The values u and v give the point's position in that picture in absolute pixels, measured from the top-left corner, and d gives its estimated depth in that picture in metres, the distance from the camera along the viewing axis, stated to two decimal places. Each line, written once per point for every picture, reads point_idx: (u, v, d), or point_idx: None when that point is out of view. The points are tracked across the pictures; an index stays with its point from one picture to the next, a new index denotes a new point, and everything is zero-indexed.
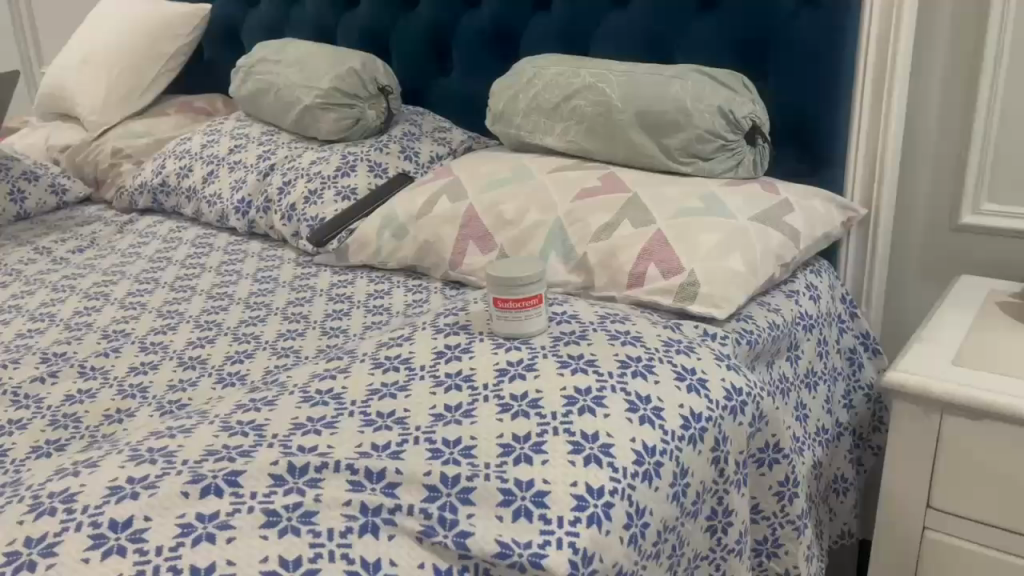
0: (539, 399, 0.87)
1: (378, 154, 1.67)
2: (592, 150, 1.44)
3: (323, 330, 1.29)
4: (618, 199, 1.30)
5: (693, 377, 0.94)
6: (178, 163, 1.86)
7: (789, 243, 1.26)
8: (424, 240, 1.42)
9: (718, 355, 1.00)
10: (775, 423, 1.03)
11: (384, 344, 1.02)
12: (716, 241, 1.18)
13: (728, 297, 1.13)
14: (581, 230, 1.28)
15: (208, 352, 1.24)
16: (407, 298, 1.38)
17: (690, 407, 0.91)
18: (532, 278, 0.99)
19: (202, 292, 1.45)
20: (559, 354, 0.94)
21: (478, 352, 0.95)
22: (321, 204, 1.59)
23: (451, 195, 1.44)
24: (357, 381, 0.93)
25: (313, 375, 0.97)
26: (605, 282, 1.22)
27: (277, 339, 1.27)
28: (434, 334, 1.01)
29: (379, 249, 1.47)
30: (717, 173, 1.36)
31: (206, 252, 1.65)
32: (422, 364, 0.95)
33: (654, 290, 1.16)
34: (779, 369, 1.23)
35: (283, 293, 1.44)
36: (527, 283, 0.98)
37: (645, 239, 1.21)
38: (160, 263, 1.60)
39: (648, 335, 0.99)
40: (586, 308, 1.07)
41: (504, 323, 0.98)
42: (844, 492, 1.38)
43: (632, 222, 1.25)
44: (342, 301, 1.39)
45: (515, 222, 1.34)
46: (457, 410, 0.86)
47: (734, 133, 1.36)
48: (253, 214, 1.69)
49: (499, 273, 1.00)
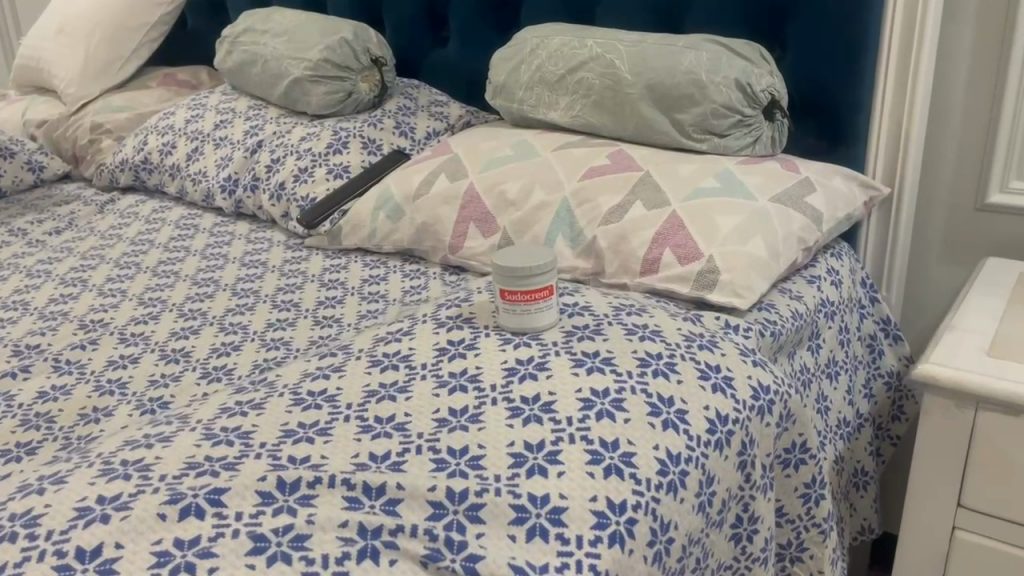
0: (553, 402, 0.79)
1: (371, 130, 1.58)
2: (599, 126, 1.36)
3: (315, 321, 1.21)
4: (629, 179, 1.22)
5: (718, 376, 0.86)
6: (161, 139, 1.77)
7: (812, 226, 1.18)
8: (421, 222, 1.34)
9: (742, 350, 0.92)
10: (803, 421, 0.96)
11: (382, 338, 0.94)
12: (737, 225, 1.10)
13: (751, 286, 1.05)
14: (590, 212, 1.20)
15: (192, 344, 1.16)
16: (405, 285, 1.30)
17: (716, 409, 0.83)
18: (543, 268, 0.91)
19: (186, 278, 1.37)
20: (572, 351, 0.86)
21: (484, 349, 0.88)
22: (312, 182, 1.51)
23: (450, 174, 1.35)
24: (353, 381, 0.85)
25: (305, 373, 0.89)
26: (616, 268, 1.14)
27: (266, 330, 1.19)
28: (436, 327, 0.93)
29: (374, 231, 1.39)
30: (733, 150, 1.27)
31: (190, 234, 1.56)
32: (423, 361, 0.87)
33: (670, 278, 1.08)
34: (801, 360, 1.16)
35: (272, 278, 1.36)
36: (538, 273, 0.90)
37: (660, 222, 1.13)
38: (141, 246, 1.51)
39: (667, 330, 0.92)
40: (599, 298, 0.99)
41: (513, 317, 0.90)
42: (865, 486, 1.32)
43: (645, 203, 1.17)
44: (335, 287, 1.31)
45: (518, 203, 1.26)
46: (463, 414, 0.79)
47: (752, 108, 1.28)
48: (240, 193, 1.60)
49: (508, 262, 0.91)
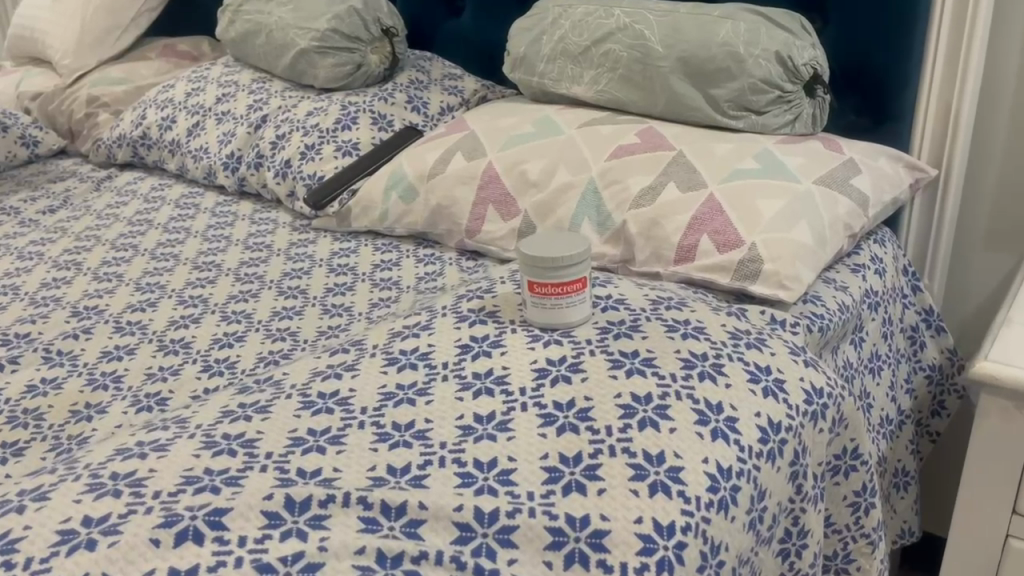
0: (589, 409, 0.72)
1: (382, 105, 1.49)
2: (627, 101, 1.28)
3: (324, 309, 1.13)
4: (661, 158, 1.14)
5: (769, 378, 0.79)
6: (160, 113, 1.68)
7: (859, 211, 1.10)
8: (436, 204, 1.26)
9: (793, 349, 0.84)
10: (856, 425, 0.88)
11: (397, 332, 0.86)
12: (780, 209, 1.02)
13: (797, 276, 0.97)
14: (619, 194, 1.12)
15: (193, 334, 1.08)
16: (419, 271, 1.22)
17: (768, 416, 0.76)
18: (578, 255, 0.82)
19: (185, 262, 1.29)
20: (609, 351, 0.78)
21: (511, 347, 0.80)
22: (319, 160, 1.42)
23: (467, 152, 1.27)
24: (368, 383, 0.77)
25: (314, 370, 0.81)
26: (647, 256, 1.07)
27: (272, 319, 1.11)
28: (457, 322, 0.85)
29: (385, 213, 1.31)
30: (771, 129, 1.19)
31: (191, 215, 1.48)
32: (444, 360, 0.79)
33: (708, 267, 1.00)
34: (844, 354, 1.09)
35: (278, 262, 1.28)
36: (572, 262, 0.82)
37: (697, 206, 1.05)
38: (139, 226, 1.43)
39: (711, 326, 0.84)
40: (634, 289, 0.91)
41: (542, 311, 0.82)
42: (906, 487, 1.24)
43: (679, 185, 1.09)
44: (344, 273, 1.23)
45: (541, 184, 1.18)
46: (490, 421, 0.71)
47: (792, 83, 1.19)
48: (243, 171, 1.52)
49: (537, 248, 0.83)
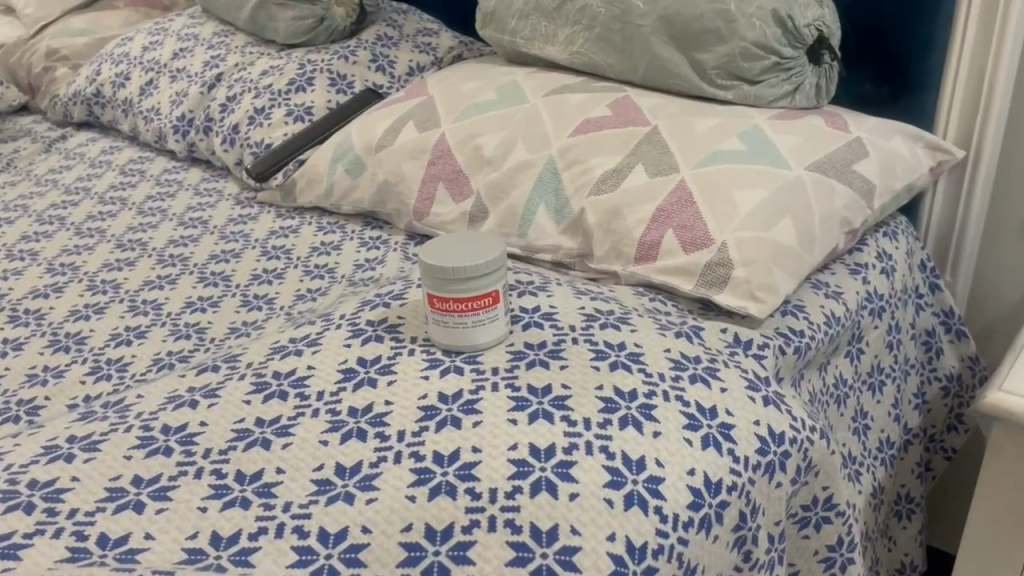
0: (474, 464, 0.58)
1: (341, 63, 1.34)
2: (604, 65, 1.11)
3: (243, 301, 1.00)
4: (632, 135, 0.98)
5: (712, 423, 0.64)
6: (115, 69, 1.55)
7: (859, 202, 0.94)
8: (383, 180, 1.11)
9: (751, 383, 0.69)
10: (830, 471, 0.73)
11: (281, 347, 0.73)
12: (761, 202, 0.86)
13: (773, 286, 0.81)
14: (579, 176, 0.96)
15: (90, 327, 0.96)
16: (360, 256, 1.08)
17: (704, 473, 0.61)
18: (484, 267, 0.66)
19: (110, 239, 1.17)
20: (515, 385, 0.64)
21: (401, 374, 0.66)
22: (268, 125, 1.29)
23: (420, 121, 1.12)
24: (222, 417, 0.64)
25: (171, 394, 0.68)
26: (606, 251, 0.91)
27: (183, 312, 0.99)
28: (348, 337, 0.71)
29: (330, 188, 1.17)
30: (765, 101, 1.02)
31: (133, 183, 1.35)
32: (320, 389, 0.66)
33: (670, 269, 0.85)
34: (833, 371, 0.93)
35: (209, 241, 1.15)
36: (475, 275, 0.66)
37: (664, 196, 0.89)
38: (74, 195, 1.31)
39: (652, 353, 0.69)
40: (571, 299, 0.76)
41: (444, 331, 0.68)
42: (908, 515, 1.09)
43: (647, 169, 0.93)
44: (277, 257, 1.10)
45: (496, 162, 1.03)
46: (352, 476, 0.58)
47: (793, 48, 1.01)
48: (193, 135, 1.38)
49: (439, 251, 0.67)
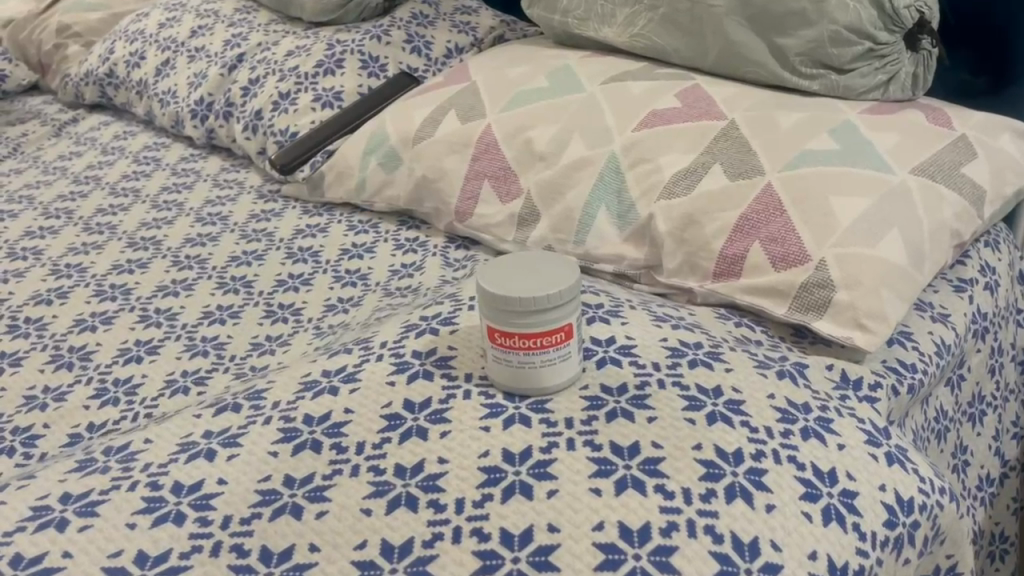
0: (552, 549, 0.47)
1: (373, 44, 1.22)
2: (670, 50, 0.99)
3: (267, 311, 0.90)
4: (706, 130, 0.86)
5: (832, 492, 0.53)
6: (129, 47, 1.45)
7: (969, 210, 0.82)
8: (421, 176, 1.00)
9: (871, 437, 0.58)
10: (958, 538, 0.62)
11: (312, 381, 0.62)
12: (863, 212, 0.74)
13: (882, 312, 0.70)
14: (646, 176, 0.85)
15: (96, 340, 0.86)
16: (396, 260, 0.98)
17: (828, 556, 0.50)
18: (550, 299, 0.55)
19: (121, 236, 1.06)
20: (595, 442, 0.53)
21: (457, 424, 0.55)
22: (294, 112, 1.18)
23: (462, 110, 1.01)
24: (244, 474, 0.54)
25: (184, 439, 0.58)
26: (679, 264, 0.80)
27: (200, 323, 0.88)
28: (391, 373, 0.61)
29: (363, 183, 1.06)
30: (854, 93, 0.90)
31: (147, 171, 1.25)
32: (361, 441, 0.56)
33: (758, 289, 0.74)
34: (936, 404, 0.82)
35: (229, 240, 1.05)
36: (540, 308, 0.55)
37: (748, 203, 0.78)
38: (83, 185, 1.21)
39: (754, 400, 0.58)
40: (649, 328, 0.65)
41: (507, 371, 0.57)
42: (1003, 557, 0.98)
43: (726, 170, 0.81)
44: (304, 259, 0.99)
45: (549, 158, 0.92)
46: (402, 558, 0.48)
47: (889, 32, 0.88)
48: (212, 120, 1.28)
49: (510, 276, 0.57)
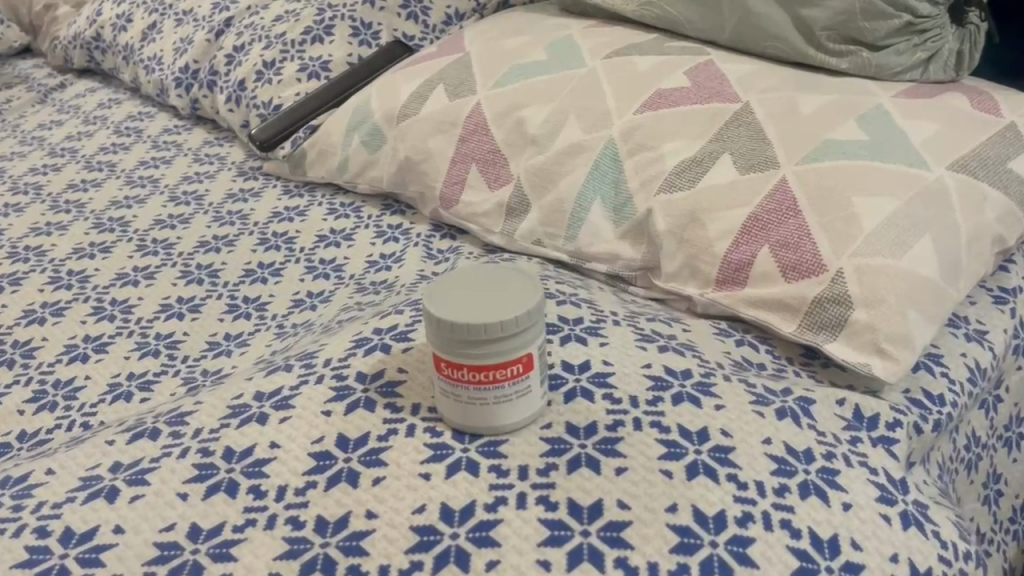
0: None
1: (365, 8, 1.12)
2: (683, 21, 0.89)
3: (229, 305, 0.83)
4: (716, 115, 0.76)
5: (832, 566, 0.45)
6: (117, 8, 1.37)
7: (1016, 212, 0.71)
8: (405, 157, 0.92)
9: (884, 494, 0.49)
10: None
11: (242, 405, 0.55)
12: (890, 215, 0.64)
13: (907, 336, 0.60)
14: (646, 166, 0.75)
15: (43, 334, 0.80)
16: (375, 250, 0.89)
17: None
18: (502, 327, 0.46)
19: (88, 215, 0.99)
20: (550, 500, 0.45)
21: (394, 469, 0.48)
22: (278, 83, 1.09)
23: (451, 86, 0.91)
24: (144, 521, 0.47)
25: (88, 472, 0.51)
26: (678, 267, 0.71)
27: (156, 318, 0.81)
28: (329, 400, 0.53)
29: (345, 162, 0.98)
30: (888, 73, 0.79)
31: (127, 143, 1.18)
32: (283, 485, 0.48)
33: (766, 302, 0.65)
34: (967, 430, 0.72)
35: (200, 222, 0.97)
36: (490, 337, 0.46)
37: (758, 201, 0.68)
38: (58, 157, 1.14)
39: (747, 446, 0.49)
40: (631, 350, 0.56)
41: (456, 406, 0.49)
42: None
43: (736, 161, 0.72)
44: (277, 246, 0.92)
45: (541, 142, 0.82)
46: None
47: (930, 4, 0.78)
48: (196, 90, 1.20)
49: (468, 297, 0.48)
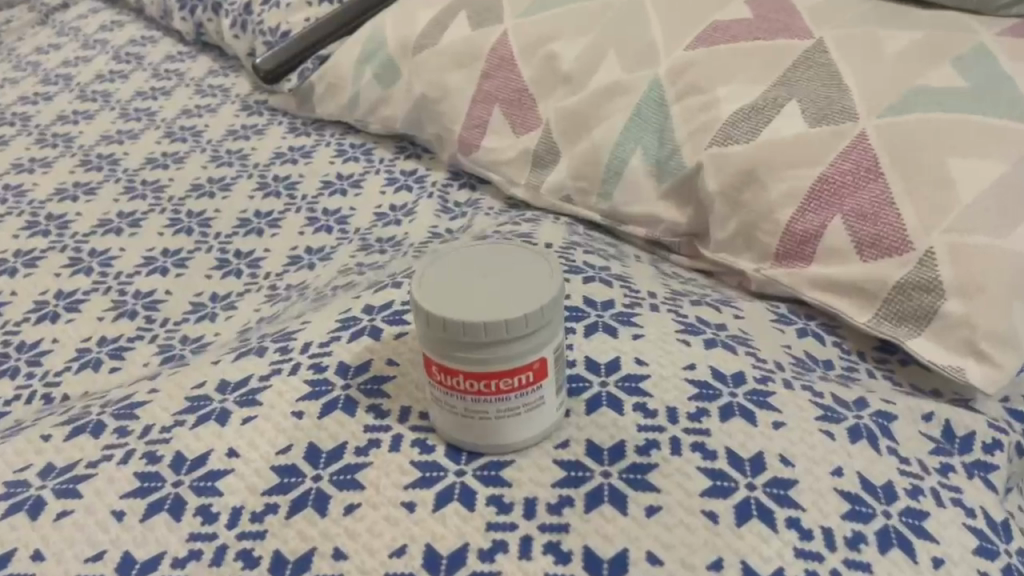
0: None
1: None
2: None
3: (219, 259, 0.74)
4: (782, 53, 0.64)
5: None
6: None
7: None
8: (421, 95, 0.81)
9: (983, 545, 0.39)
10: None
11: (202, 397, 0.46)
12: (996, 182, 0.53)
13: (1013, 334, 0.49)
14: (697, 112, 0.64)
15: (12, 288, 0.71)
16: (385, 200, 0.80)
17: None
18: (508, 327, 0.36)
19: (75, 151, 0.90)
20: (561, 549, 0.36)
21: (373, 494, 0.39)
22: (286, 6, 0.98)
23: (474, 12, 0.80)
24: (70, 546, 0.39)
25: (15, 476, 0.43)
26: (730, 237, 0.61)
27: (137, 272, 0.73)
28: (302, 398, 0.44)
29: (356, 99, 0.87)
30: (990, 7, 0.65)
31: (125, 71, 1.08)
32: (238, 506, 0.39)
33: (836, 284, 0.55)
34: None
35: (196, 162, 0.88)
36: (493, 340, 0.36)
37: (831, 159, 0.57)
38: (51, 85, 1.05)
39: (811, 481, 0.39)
40: (671, 344, 0.46)
41: (451, 418, 0.40)
42: None
43: (805, 109, 0.60)
44: (277, 191, 0.82)
45: (575, 81, 0.71)
46: None
47: None
48: (200, 13, 1.09)
49: (470, 287, 0.39)
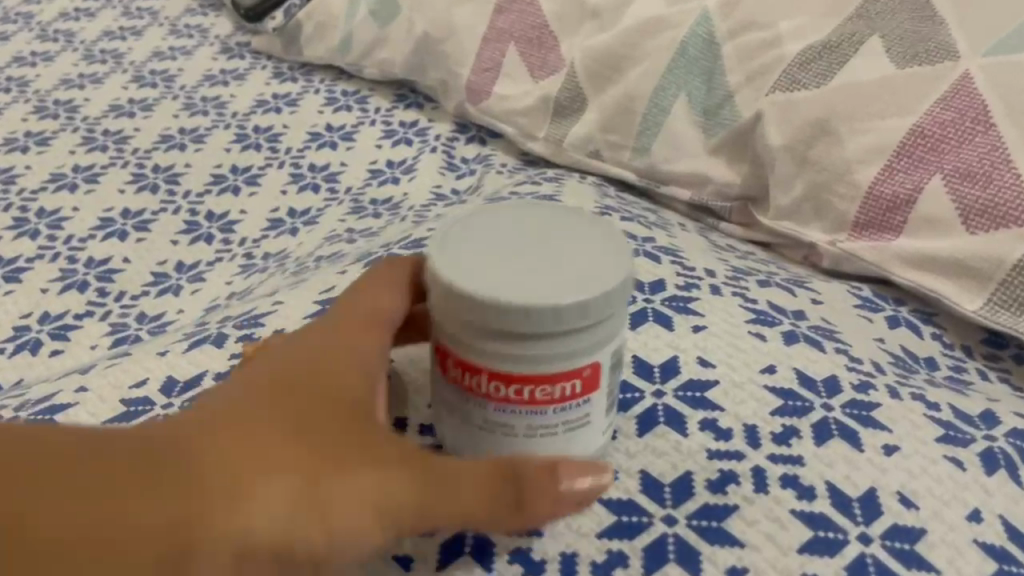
0: None
1: None
2: None
3: (187, 222, 0.63)
4: None
5: None
6: None
7: None
8: (422, 33, 0.70)
9: None
10: None
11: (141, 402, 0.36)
12: None
13: None
14: (756, 50, 0.53)
15: None
16: (380, 155, 0.69)
17: None
18: (566, 317, 0.27)
19: (30, 97, 0.79)
20: None
21: None
22: None
23: None
24: None
25: None
26: (795, 202, 0.50)
27: (91, 235, 0.62)
28: None
29: (348, 39, 0.76)
30: None
31: (92, 9, 0.96)
32: None
33: (935, 261, 0.44)
34: None
35: (166, 110, 0.77)
36: (543, 332, 0.27)
37: (928, 106, 0.46)
38: (8, 24, 0.94)
39: (942, 529, 0.30)
40: (742, 341, 0.36)
41: (466, 437, 0.30)
42: None
43: (893, 45, 0.49)
44: (257, 144, 0.71)
45: (606, 14, 0.60)
46: None
47: None
48: None
49: (513, 256, 0.29)
